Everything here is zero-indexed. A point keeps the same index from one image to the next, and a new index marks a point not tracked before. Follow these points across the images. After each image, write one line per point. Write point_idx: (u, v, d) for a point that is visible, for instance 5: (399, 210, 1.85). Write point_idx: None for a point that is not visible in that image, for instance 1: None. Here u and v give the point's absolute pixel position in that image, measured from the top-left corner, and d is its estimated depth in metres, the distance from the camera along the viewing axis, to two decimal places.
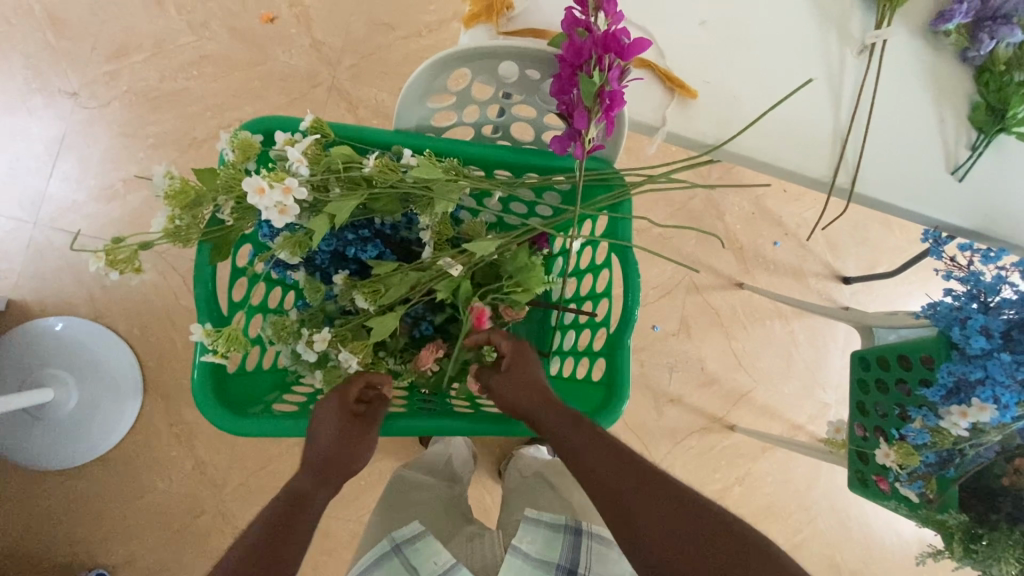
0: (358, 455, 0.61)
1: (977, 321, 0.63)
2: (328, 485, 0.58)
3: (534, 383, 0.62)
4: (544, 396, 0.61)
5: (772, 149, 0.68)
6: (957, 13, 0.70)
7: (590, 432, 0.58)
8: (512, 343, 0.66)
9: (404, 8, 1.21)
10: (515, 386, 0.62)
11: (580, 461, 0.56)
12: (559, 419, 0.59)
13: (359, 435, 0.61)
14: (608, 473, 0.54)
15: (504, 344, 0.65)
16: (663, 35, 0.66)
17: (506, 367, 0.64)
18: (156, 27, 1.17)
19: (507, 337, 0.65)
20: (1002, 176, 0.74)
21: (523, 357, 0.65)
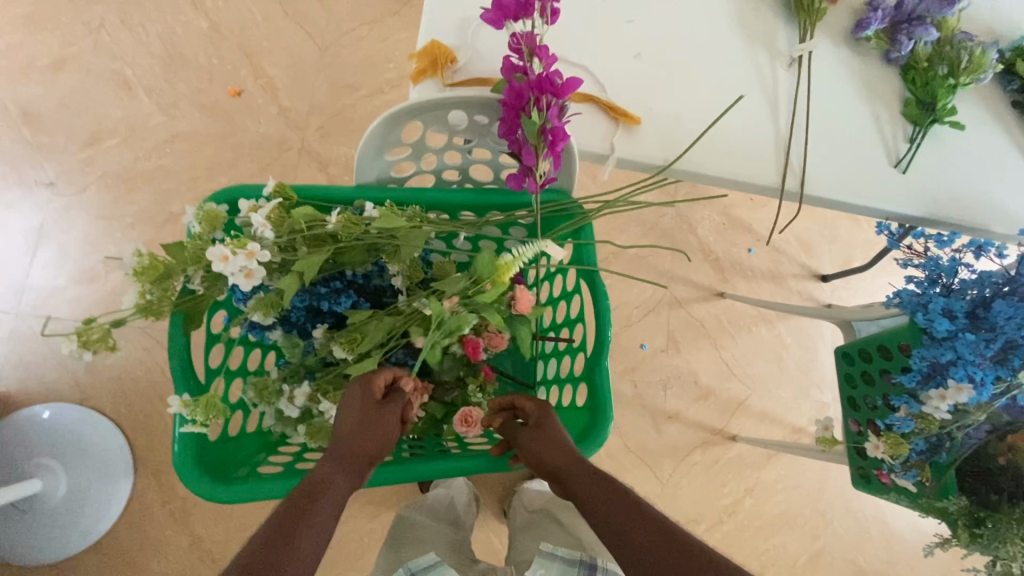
0: (385, 440, 0.60)
1: (937, 303, 0.65)
2: (353, 467, 0.56)
3: (558, 443, 0.61)
4: (572, 455, 0.60)
5: (719, 163, 0.71)
6: (872, 21, 0.75)
7: (608, 490, 0.56)
8: (536, 403, 0.65)
9: (365, 70, 1.27)
10: (547, 443, 0.61)
11: (593, 513, 0.56)
12: (584, 480, 0.58)
13: (380, 417, 0.60)
14: (617, 517, 0.54)
15: (527, 404, 0.65)
16: (602, 69, 0.70)
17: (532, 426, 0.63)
18: (127, 112, 1.22)
19: (532, 399, 0.65)
20: (943, 164, 0.77)
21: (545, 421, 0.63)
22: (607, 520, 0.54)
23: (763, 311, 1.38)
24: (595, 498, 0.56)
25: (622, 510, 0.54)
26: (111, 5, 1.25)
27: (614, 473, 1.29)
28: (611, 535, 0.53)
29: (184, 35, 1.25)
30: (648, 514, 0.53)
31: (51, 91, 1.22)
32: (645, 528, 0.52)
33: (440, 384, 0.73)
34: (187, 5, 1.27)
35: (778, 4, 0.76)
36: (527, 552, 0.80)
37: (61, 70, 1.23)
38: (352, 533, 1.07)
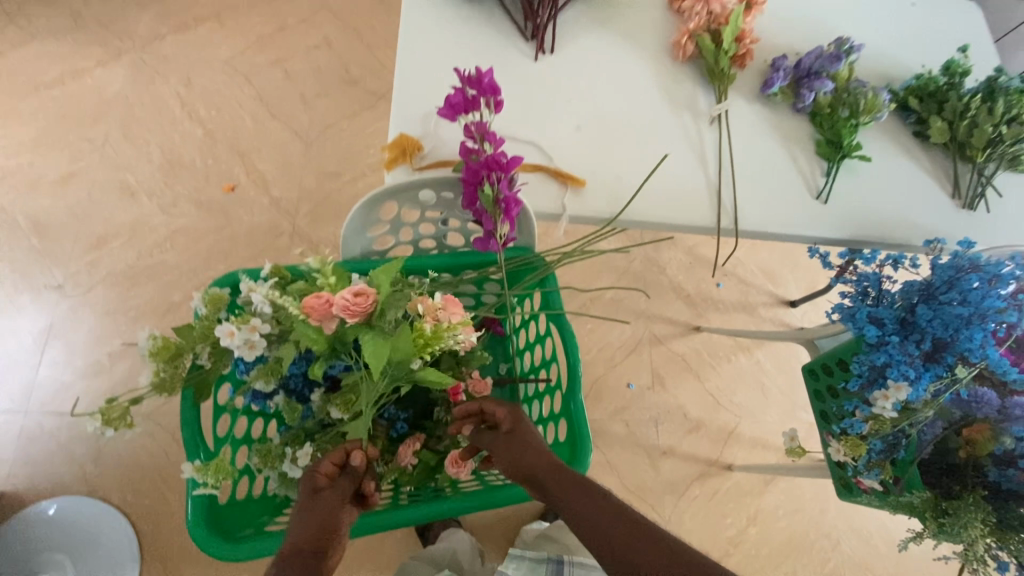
0: (335, 521, 0.62)
1: (863, 312, 0.74)
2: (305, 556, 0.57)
3: (533, 449, 0.66)
4: (548, 461, 0.65)
5: (661, 210, 0.81)
6: (775, 79, 0.88)
7: (586, 494, 0.61)
8: (507, 409, 0.69)
9: (347, 157, 1.40)
10: (522, 448, 0.66)
11: (579, 520, 0.60)
12: (564, 484, 0.63)
13: (324, 499, 0.63)
14: (597, 521, 0.59)
15: (499, 411, 0.68)
16: (548, 142, 0.81)
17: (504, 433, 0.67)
18: (130, 214, 1.33)
19: (504, 405, 0.69)
20: (858, 192, 0.88)
21: (521, 422, 0.69)
22: (596, 527, 0.58)
23: (740, 340, 1.45)
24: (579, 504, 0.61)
25: (600, 513, 0.59)
26: (114, 123, 1.40)
27: None
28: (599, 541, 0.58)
29: (181, 143, 1.39)
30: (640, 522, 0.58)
31: (59, 202, 1.33)
32: (632, 534, 0.57)
33: (432, 435, 0.78)
34: (184, 117, 1.41)
35: (694, 74, 0.89)
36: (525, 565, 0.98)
37: (69, 183, 1.34)
38: None
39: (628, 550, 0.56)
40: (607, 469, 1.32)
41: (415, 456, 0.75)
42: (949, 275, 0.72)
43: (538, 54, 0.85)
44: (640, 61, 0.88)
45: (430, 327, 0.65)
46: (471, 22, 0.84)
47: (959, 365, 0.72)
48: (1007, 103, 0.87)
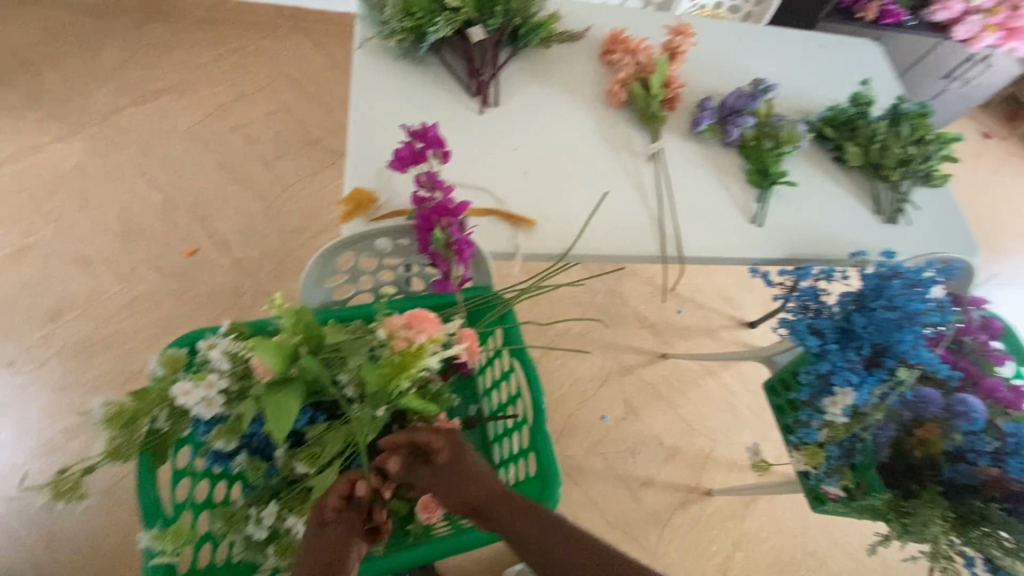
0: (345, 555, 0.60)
1: (801, 324, 0.80)
2: None
3: (476, 477, 0.65)
4: (491, 488, 0.65)
5: (608, 243, 0.85)
6: (703, 118, 0.96)
7: (535, 519, 0.62)
8: (444, 437, 0.66)
9: (310, 214, 1.43)
10: (463, 479, 0.65)
11: (535, 550, 0.60)
12: (511, 512, 0.62)
13: (331, 535, 0.59)
14: (550, 548, 0.59)
15: (438, 441, 0.64)
16: (498, 186, 0.86)
17: (442, 464, 0.65)
18: (88, 284, 1.31)
19: (439, 434, 0.65)
20: (789, 215, 0.95)
21: (459, 448, 0.67)
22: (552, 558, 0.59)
23: (705, 364, 1.49)
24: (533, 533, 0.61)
25: (554, 540, 0.60)
26: (71, 195, 1.40)
27: None
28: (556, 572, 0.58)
29: (141, 210, 1.40)
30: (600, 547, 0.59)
31: (12, 277, 1.30)
32: (589, 561, 0.58)
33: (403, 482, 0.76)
34: (144, 185, 1.42)
35: (629, 117, 0.97)
36: None
37: (22, 258, 1.32)
38: None
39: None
40: (588, 505, 1.30)
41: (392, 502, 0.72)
42: (876, 282, 0.78)
43: (483, 107, 0.91)
44: (579, 108, 0.95)
45: (402, 347, 0.63)
46: (418, 82, 0.90)
47: (899, 367, 0.75)
48: (911, 127, 0.97)
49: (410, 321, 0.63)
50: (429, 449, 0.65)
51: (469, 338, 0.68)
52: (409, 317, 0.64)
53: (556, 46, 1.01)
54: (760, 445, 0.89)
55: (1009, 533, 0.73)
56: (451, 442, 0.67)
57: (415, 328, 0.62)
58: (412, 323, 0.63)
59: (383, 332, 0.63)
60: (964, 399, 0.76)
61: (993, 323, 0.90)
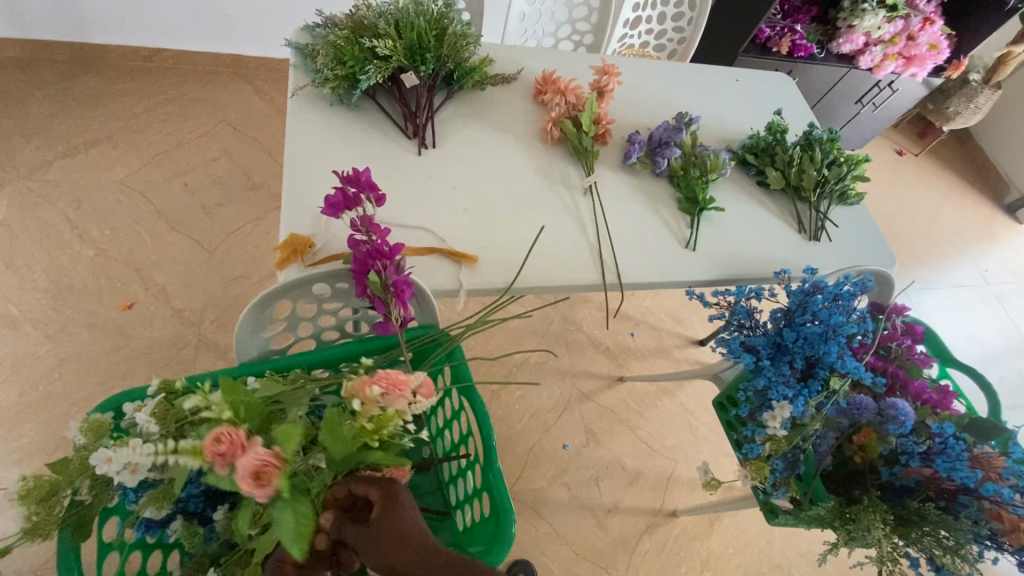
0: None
1: (736, 342, 0.83)
2: None
3: (408, 534, 0.59)
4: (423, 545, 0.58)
5: (550, 275, 0.87)
6: (633, 151, 1.01)
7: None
8: (378, 489, 0.62)
9: (255, 260, 1.40)
10: (393, 537, 0.59)
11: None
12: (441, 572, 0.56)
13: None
14: None
15: (371, 491, 0.61)
16: (437, 225, 0.87)
17: (375, 520, 0.60)
18: (10, 348, 1.23)
19: (375, 484, 0.62)
20: (720, 238, 1.00)
21: (394, 500, 0.62)
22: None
23: (661, 384, 1.52)
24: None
25: None
26: None
27: None
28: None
29: (72, 266, 1.33)
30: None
31: None
32: None
33: None
34: (75, 239, 1.36)
35: (564, 153, 1.01)
36: None
37: None
38: None
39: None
40: (555, 539, 1.28)
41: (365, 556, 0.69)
42: (801, 298, 0.83)
43: (421, 148, 0.93)
44: (515, 146, 0.99)
45: (378, 414, 0.57)
46: (355, 127, 0.92)
47: (832, 377, 0.80)
48: (823, 151, 1.05)
49: (383, 388, 0.56)
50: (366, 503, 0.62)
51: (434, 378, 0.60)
52: (384, 384, 0.56)
53: (490, 88, 1.05)
54: (708, 463, 0.89)
55: (949, 531, 0.75)
56: (388, 494, 0.62)
57: (389, 398, 0.55)
58: (387, 391, 0.55)
59: (356, 402, 0.56)
60: (894, 403, 0.79)
61: (915, 327, 0.95)
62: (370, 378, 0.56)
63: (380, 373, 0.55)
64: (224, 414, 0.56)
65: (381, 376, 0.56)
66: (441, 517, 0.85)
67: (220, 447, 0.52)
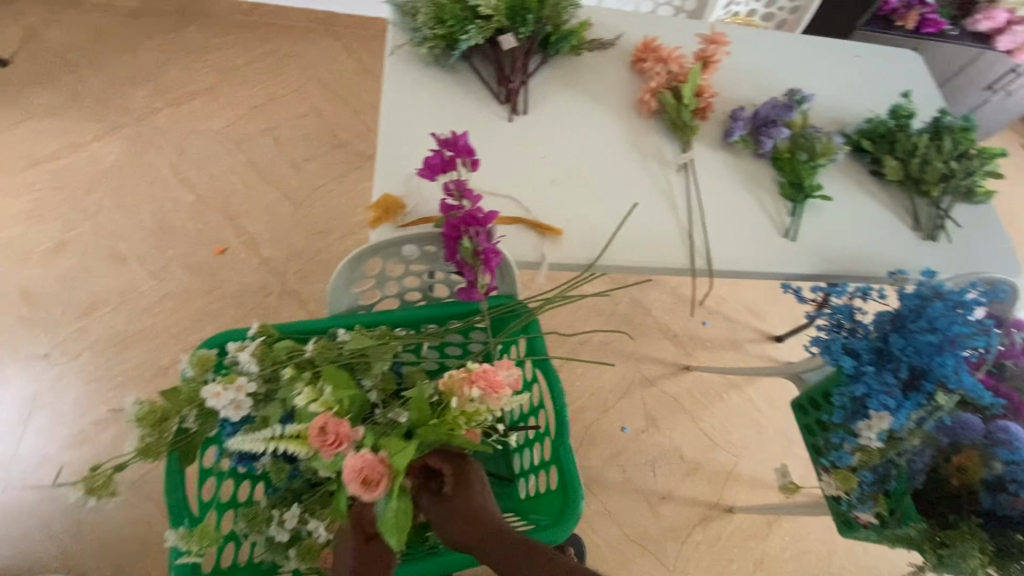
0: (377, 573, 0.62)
1: (836, 343, 0.77)
2: None
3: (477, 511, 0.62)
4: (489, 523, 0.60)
5: (636, 255, 0.84)
6: (736, 129, 0.94)
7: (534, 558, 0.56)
8: (452, 464, 0.65)
9: (336, 216, 1.45)
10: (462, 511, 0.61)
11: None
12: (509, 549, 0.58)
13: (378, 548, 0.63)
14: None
15: (445, 466, 0.64)
16: (525, 194, 0.85)
17: (447, 493, 0.63)
18: (121, 280, 1.35)
19: (446, 457, 0.65)
20: (823, 229, 0.92)
21: (465, 479, 0.64)
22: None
23: (730, 377, 1.46)
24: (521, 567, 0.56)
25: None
26: (109, 193, 1.44)
27: (618, 569, 1.25)
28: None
29: (174, 209, 1.43)
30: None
31: (50, 272, 1.35)
32: None
33: None
34: (177, 184, 1.46)
35: (660, 128, 0.96)
36: None
37: (61, 253, 1.37)
38: None
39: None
40: (606, 518, 1.28)
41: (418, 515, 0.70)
42: (916, 303, 0.74)
43: (512, 115, 0.90)
44: (609, 118, 0.95)
45: (470, 409, 0.63)
46: (449, 89, 0.91)
47: (939, 392, 0.72)
48: (953, 141, 0.94)
49: (481, 386, 0.63)
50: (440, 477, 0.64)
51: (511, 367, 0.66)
52: (482, 385, 0.62)
53: (587, 54, 1.00)
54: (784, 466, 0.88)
55: None
56: (459, 470, 0.65)
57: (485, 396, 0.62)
58: (484, 390, 0.62)
59: (454, 397, 0.63)
60: (1004, 425, 0.74)
61: None
62: (468, 376, 0.63)
63: (479, 374, 0.62)
64: (327, 404, 0.62)
65: (481, 374, 0.63)
66: (504, 483, 0.87)
67: (327, 437, 0.59)
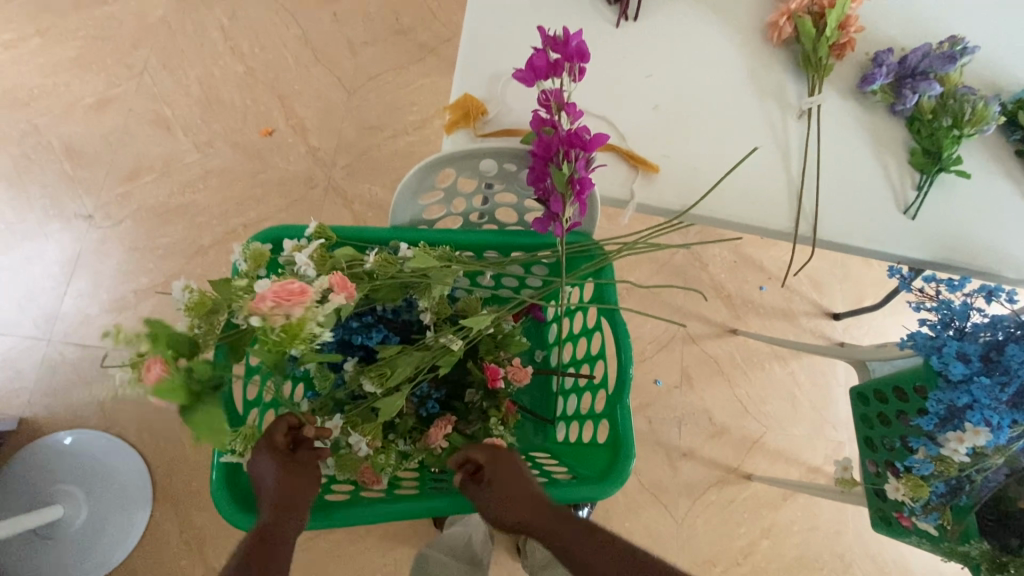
0: (301, 505, 0.58)
1: (952, 347, 0.66)
2: (293, 517, 0.57)
3: (521, 492, 0.61)
4: (532, 504, 0.61)
5: (733, 210, 0.75)
6: (877, 76, 0.79)
7: (591, 540, 0.58)
8: (487, 452, 0.65)
9: (390, 112, 1.34)
10: (504, 498, 0.61)
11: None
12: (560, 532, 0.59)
13: (296, 481, 0.59)
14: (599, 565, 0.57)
15: (480, 455, 0.64)
16: (623, 119, 0.75)
17: (484, 480, 0.63)
18: (165, 149, 1.28)
19: (482, 448, 0.65)
20: (950, 210, 0.80)
21: (498, 463, 0.64)
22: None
23: (776, 348, 1.39)
24: (588, 554, 0.57)
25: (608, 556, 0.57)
26: (155, 51, 1.34)
27: (628, 512, 1.27)
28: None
29: (222, 78, 1.33)
30: (662, 571, 0.56)
31: (94, 128, 1.29)
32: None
33: (463, 417, 0.74)
34: (226, 52, 1.35)
35: (786, 62, 0.81)
36: None
37: (105, 109, 1.30)
38: (363, 565, 1.12)
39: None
40: None
41: (445, 440, 0.71)
42: None
43: (620, 20, 0.77)
44: (729, 41, 0.80)
45: (281, 327, 0.50)
46: None
47: None
48: None
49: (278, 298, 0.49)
50: (473, 465, 0.64)
51: (340, 282, 0.54)
52: (279, 294, 0.49)
53: None
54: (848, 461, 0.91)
55: None
56: (493, 455, 0.64)
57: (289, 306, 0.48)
58: (280, 301, 0.49)
59: (254, 318, 0.49)
60: None
61: None
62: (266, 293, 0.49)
63: (271, 285, 0.48)
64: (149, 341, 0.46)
65: (270, 289, 0.49)
66: (542, 425, 0.84)
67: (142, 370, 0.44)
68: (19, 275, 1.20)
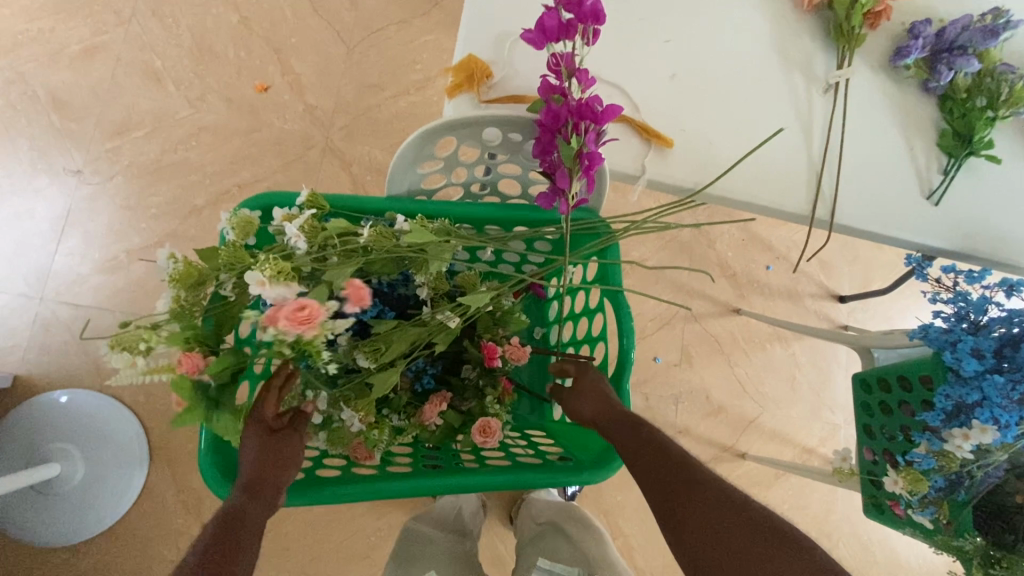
0: (272, 489, 0.57)
1: (967, 343, 0.64)
2: (262, 501, 0.56)
3: (597, 394, 0.66)
4: (603, 402, 0.65)
5: (749, 190, 0.71)
6: (912, 49, 0.73)
7: (642, 437, 0.60)
8: (577, 364, 0.70)
9: (390, 70, 1.27)
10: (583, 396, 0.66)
11: (642, 475, 0.58)
12: (620, 427, 0.62)
13: (274, 461, 0.58)
14: (643, 458, 0.58)
15: (570, 366, 0.70)
16: (637, 88, 0.70)
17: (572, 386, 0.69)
18: (156, 102, 1.23)
19: (573, 361, 0.71)
20: (975, 196, 0.76)
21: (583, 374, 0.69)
22: (655, 482, 0.56)
23: (779, 329, 1.37)
24: (634, 452, 0.59)
25: (650, 450, 0.58)
26: None
27: None
28: (661, 500, 0.55)
29: (215, 28, 1.26)
30: (700, 473, 0.55)
31: (81, 78, 1.23)
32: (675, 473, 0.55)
33: (459, 394, 0.73)
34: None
35: (816, 30, 0.75)
36: (532, 561, 0.90)
37: (92, 58, 1.23)
38: (358, 530, 1.14)
39: (697, 513, 0.52)
40: None
41: (439, 416, 0.70)
42: None
43: None
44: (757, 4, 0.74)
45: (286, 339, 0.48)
46: None
47: None
48: None
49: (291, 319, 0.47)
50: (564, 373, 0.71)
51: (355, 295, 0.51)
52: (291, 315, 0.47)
53: None
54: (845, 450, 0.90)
55: None
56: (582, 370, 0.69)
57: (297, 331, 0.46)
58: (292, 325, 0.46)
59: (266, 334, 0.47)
60: None
61: None
62: (280, 312, 0.47)
63: (281, 310, 0.46)
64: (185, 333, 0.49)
65: (284, 308, 0.46)
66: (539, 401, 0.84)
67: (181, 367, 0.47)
68: (8, 230, 1.17)
